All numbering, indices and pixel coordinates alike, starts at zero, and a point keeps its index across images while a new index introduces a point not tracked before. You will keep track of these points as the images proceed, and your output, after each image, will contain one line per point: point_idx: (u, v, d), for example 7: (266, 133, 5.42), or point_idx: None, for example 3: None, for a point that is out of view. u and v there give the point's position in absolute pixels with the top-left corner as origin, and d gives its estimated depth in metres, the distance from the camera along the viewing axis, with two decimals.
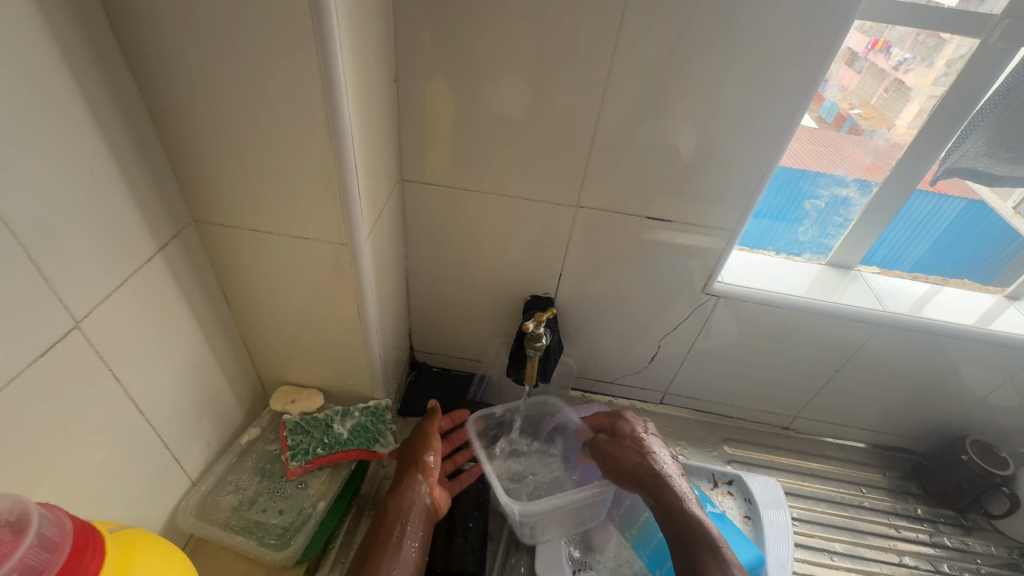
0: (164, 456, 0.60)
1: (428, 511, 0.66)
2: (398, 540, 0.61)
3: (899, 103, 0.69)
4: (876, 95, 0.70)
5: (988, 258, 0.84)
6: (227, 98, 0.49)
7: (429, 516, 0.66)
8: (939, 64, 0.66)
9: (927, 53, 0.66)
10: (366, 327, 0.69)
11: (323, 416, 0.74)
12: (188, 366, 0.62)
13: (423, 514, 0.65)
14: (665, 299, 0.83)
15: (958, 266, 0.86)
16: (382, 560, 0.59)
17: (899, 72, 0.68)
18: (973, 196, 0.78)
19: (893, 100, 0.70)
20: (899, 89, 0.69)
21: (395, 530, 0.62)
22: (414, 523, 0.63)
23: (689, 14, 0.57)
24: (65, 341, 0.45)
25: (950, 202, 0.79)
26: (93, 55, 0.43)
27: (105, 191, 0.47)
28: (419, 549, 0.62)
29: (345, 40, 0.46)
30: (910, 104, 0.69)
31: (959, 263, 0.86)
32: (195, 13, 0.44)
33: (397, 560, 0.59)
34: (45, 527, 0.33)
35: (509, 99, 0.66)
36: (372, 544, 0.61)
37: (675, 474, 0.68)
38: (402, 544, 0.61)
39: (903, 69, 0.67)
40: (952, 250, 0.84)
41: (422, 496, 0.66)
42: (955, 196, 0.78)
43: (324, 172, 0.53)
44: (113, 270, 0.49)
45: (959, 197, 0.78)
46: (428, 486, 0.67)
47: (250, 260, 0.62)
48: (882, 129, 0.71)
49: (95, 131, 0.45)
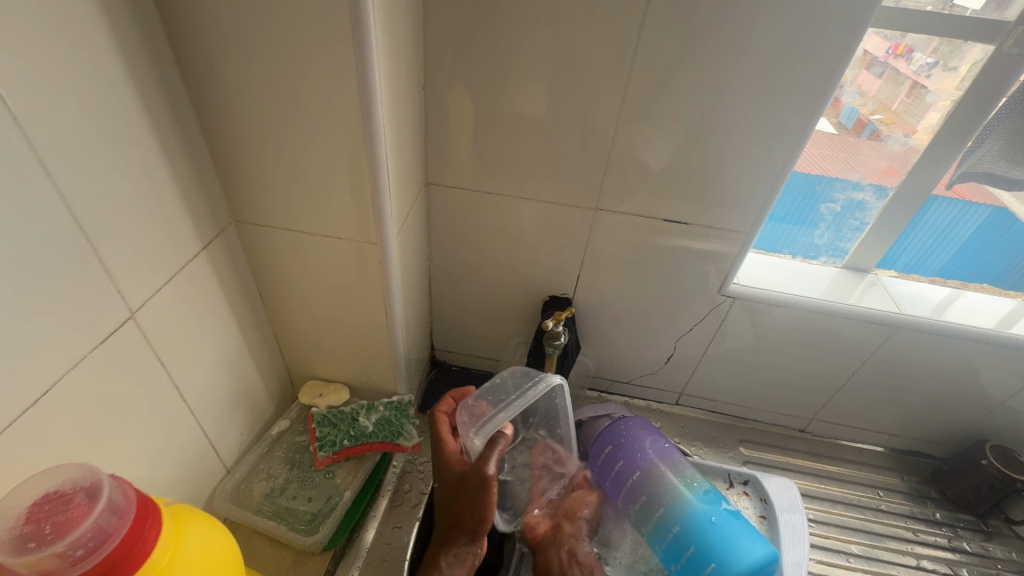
0: (203, 443, 0.64)
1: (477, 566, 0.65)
2: None
3: (921, 110, 0.70)
4: (897, 101, 0.71)
5: (1012, 268, 0.84)
6: (269, 105, 0.52)
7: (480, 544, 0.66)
8: (960, 70, 0.66)
9: (948, 59, 0.66)
10: (392, 324, 0.72)
11: (348, 410, 0.77)
12: (225, 358, 0.65)
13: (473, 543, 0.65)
14: (682, 301, 0.85)
15: (981, 274, 0.86)
16: None
17: (921, 77, 0.68)
18: (997, 204, 0.79)
19: (915, 106, 0.70)
20: (921, 95, 0.69)
21: None
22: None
23: (707, 22, 0.59)
24: (120, 330, 0.49)
25: (973, 209, 0.79)
26: (152, 66, 0.47)
27: (158, 192, 0.50)
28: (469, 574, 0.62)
29: (381, 51, 0.50)
30: (933, 110, 0.69)
31: (984, 272, 0.86)
32: (245, 27, 0.47)
33: None
34: (114, 494, 0.36)
35: (531, 105, 0.68)
36: None
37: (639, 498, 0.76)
38: None
39: (925, 74, 0.68)
40: (979, 256, 0.85)
41: (475, 557, 0.64)
42: (981, 203, 0.79)
43: (357, 175, 0.56)
44: (163, 266, 0.52)
45: (983, 203, 0.79)
46: (481, 547, 0.63)
47: (284, 258, 0.66)
48: (905, 135, 0.72)
49: (151, 136, 0.48)
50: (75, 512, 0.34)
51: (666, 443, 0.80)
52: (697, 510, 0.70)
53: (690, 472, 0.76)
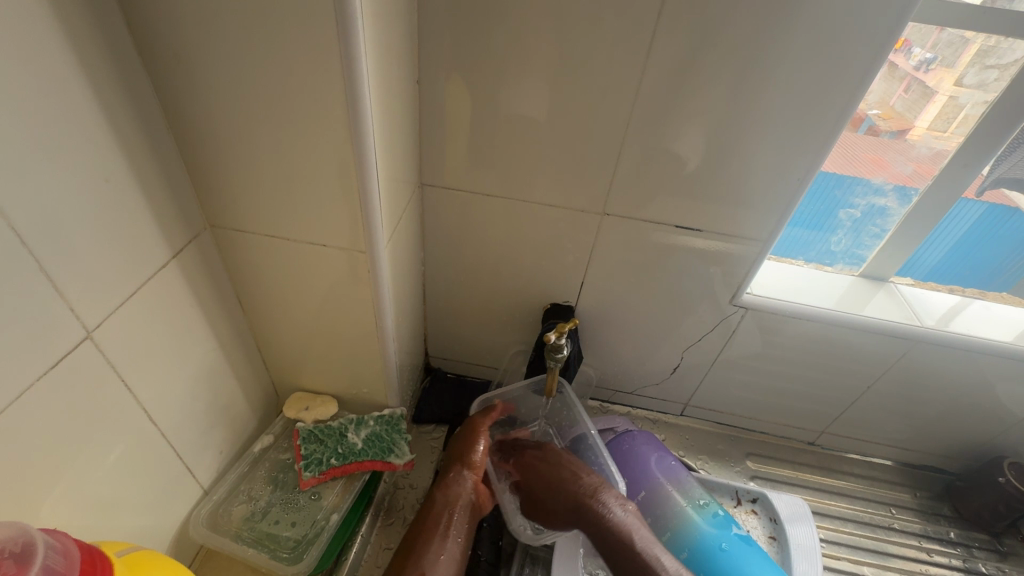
0: (177, 466, 0.59)
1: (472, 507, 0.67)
2: (444, 531, 0.63)
3: (919, 105, 0.67)
4: (895, 97, 0.66)
5: (1009, 264, 0.79)
6: (245, 101, 0.47)
7: (472, 512, 0.67)
8: (960, 66, 0.63)
9: (947, 55, 0.63)
10: (383, 335, 0.67)
11: (337, 424, 0.72)
12: (201, 373, 0.60)
13: (467, 509, 0.67)
14: (690, 311, 0.81)
15: (976, 272, 0.81)
16: (424, 549, 0.61)
17: (919, 72, 0.65)
18: (996, 199, 0.73)
19: (914, 102, 0.67)
20: (919, 91, 0.66)
21: (441, 520, 0.64)
22: (458, 516, 0.65)
23: (728, 14, 0.54)
24: (77, 352, 0.44)
25: (969, 207, 0.74)
26: (108, 55, 0.42)
27: (120, 197, 0.45)
28: (463, 546, 0.64)
29: (369, 40, 0.44)
30: (930, 106, 0.67)
31: (978, 267, 0.81)
32: (214, 12, 0.42)
33: (441, 549, 0.62)
34: (50, 558, 0.32)
35: (533, 103, 0.63)
36: (419, 532, 0.63)
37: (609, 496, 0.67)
38: (447, 538, 0.63)
39: (923, 70, 0.64)
40: (974, 253, 0.79)
41: (466, 491, 0.67)
42: (975, 201, 0.73)
43: (344, 178, 0.51)
44: (127, 279, 0.47)
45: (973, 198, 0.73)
46: (473, 482, 0.68)
47: (266, 266, 0.61)
48: (901, 132, 0.69)
49: (110, 135, 0.43)
50: None
51: (672, 459, 0.76)
52: (707, 535, 0.68)
53: (697, 491, 0.73)
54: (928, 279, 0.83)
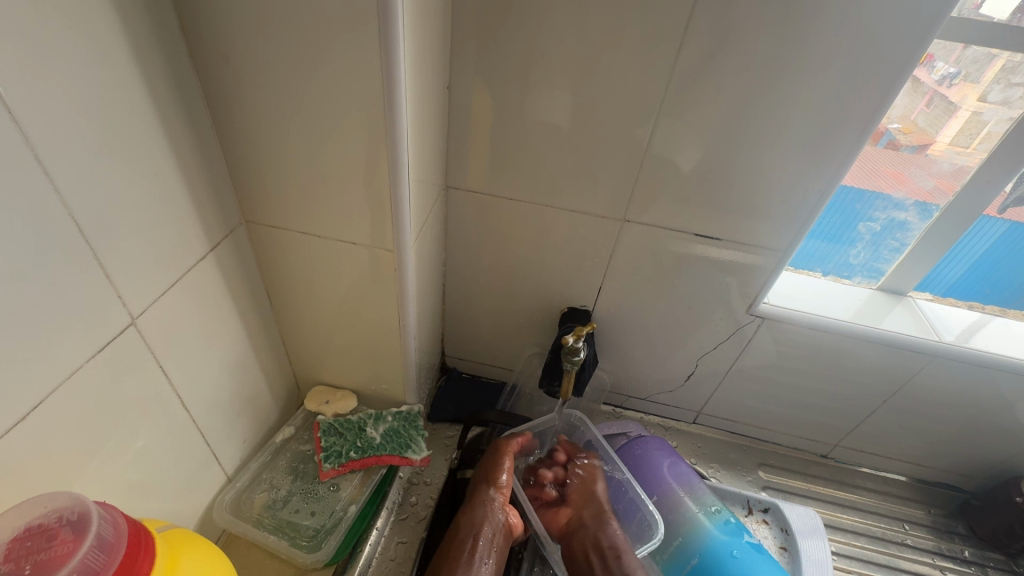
0: (204, 451, 0.61)
1: (504, 531, 0.66)
2: (469, 558, 0.62)
3: (942, 121, 0.67)
4: (917, 111, 0.67)
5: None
6: (286, 102, 0.49)
7: (506, 535, 0.66)
8: (985, 81, 0.64)
9: (970, 70, 0.63)
10: (405, 332, 0.69)
11: (356, 419, 0.74)
12: (230, 363, 0.63)
13: (499, 533, 0.66)
14: (705, 319, 0.81)
15: (998, 291, 0.81)
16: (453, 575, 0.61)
17: (942, 88, 0.65)
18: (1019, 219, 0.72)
19: (937, 117, 0.67)
20: (942, 106, 0.66)
21: (467, 548, 0.63)
22: (486, 541, 0.64)
23: (753, 27, 0.55)
24: (122, 337, 0.46)
25: (990, 226, 0.73)
26: (162, 56, 0.44)
27: (166, 191, 0.47)
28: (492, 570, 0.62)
29: (407, 48, 0.46)
30: (953, 121, 0.67)
31: (1000, 287, 0.80)
32: (263, 17, 0.44)
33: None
34: (103, 527, 0.34)
35: (558, 109, 0.65)
36: (445, 560, 0.63)
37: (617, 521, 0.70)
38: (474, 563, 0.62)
39: (946, 85, 0.65)
40: (995, 273, 0.79)
41: (497, 515, 0.67)
42: (999, 219, 0.73)
43: (376, 178, 0.53)
44: (168, 269, 0.50)
45: (993, 215, 0.72)
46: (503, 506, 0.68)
47: (296, 261, 0.63)
48: (923, 146, 0.69)
49: (159, 132, 0.45)
50: (61, 547, 0.32)
51: (684, 466, 0.77)
52: (719, 541, 0.67)
53: (709, 498, 0.74)
54: (948, 295, 0.83)
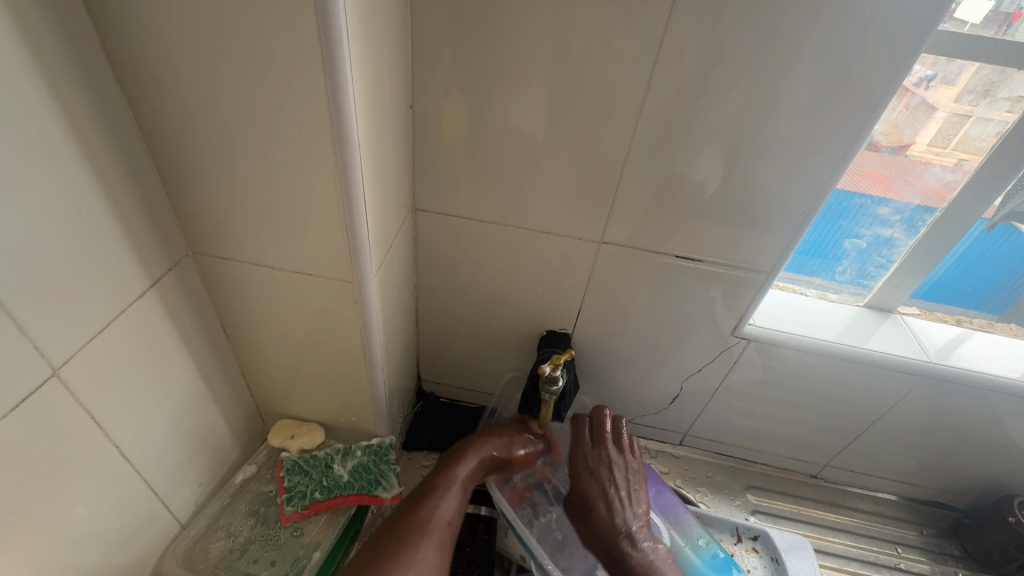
0: (152, 501, 0.56)
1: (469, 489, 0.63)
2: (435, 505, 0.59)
3: (920, 121, 0.64)
4: (894, 113, 0.62)
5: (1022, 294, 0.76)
6: (229, 128, 0.45)
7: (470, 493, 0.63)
8: (959, 85, 0.61)
9: (948, 73, 0.60)
10: (372, 364, 0.65)
11: (323, 454, 0.69)
12: (181, 404, 0.58)
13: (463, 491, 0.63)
14: (689, 340, 0.78)
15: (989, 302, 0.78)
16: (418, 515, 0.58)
17: (919, 89, 0.61)
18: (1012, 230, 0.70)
19: (915, 117, 0.63)
20: (918, 108, 0.62)
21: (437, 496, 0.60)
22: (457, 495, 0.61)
23: (729, 41, 0.52)
24: (43, 390, 0.41)
25: (971, 231, 0.71)
26: (84, 80, 0.40)
27: (96, 228, 0.43)
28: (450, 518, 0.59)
29: (358, 68, 0.43)
30: (930, 123, 0.64)
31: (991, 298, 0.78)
32: (197, 36, 0.40)
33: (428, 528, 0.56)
34: None
35: (529, 126, 0.62)
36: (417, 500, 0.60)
37: (645, 538, 0.64)
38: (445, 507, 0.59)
39: (923, 87, 0.61)
40: (985, 285, 0.76)
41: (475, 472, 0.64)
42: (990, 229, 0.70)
43: (332, 207, 0.49)
44: (100, 311, 0.45)
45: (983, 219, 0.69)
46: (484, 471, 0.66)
47: (252, 292, 0.59)
48: (900, 148, 0.66)
49: (83, 163, 0.41)
50: None
51: (669, 495, 0.73)
52: None
53: (696, 529, 0.71)
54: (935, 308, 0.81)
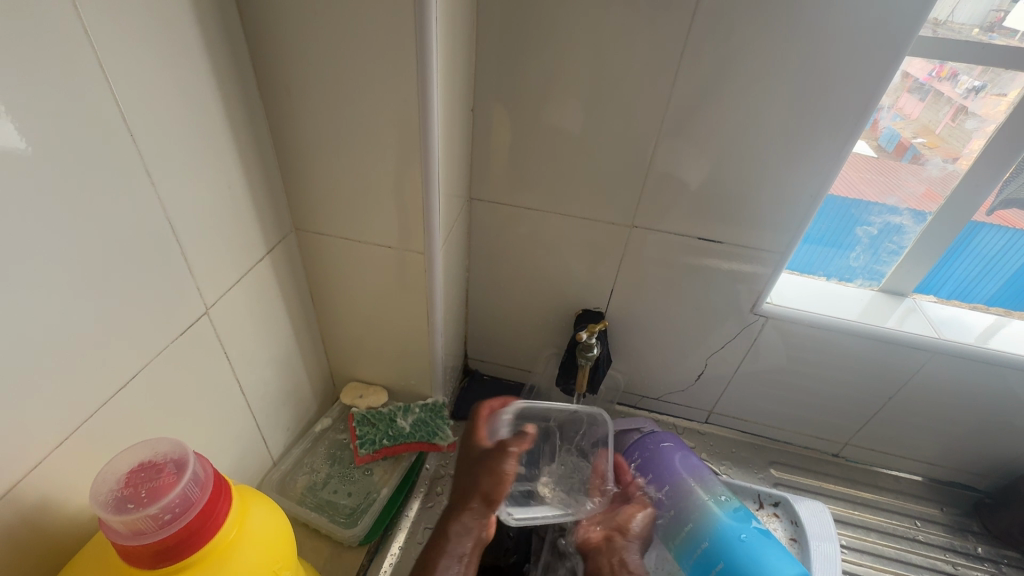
0: (255, 434, 0.68)
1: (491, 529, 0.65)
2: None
3: (968, 134, 0.70)
4: (941, 125, 0.72)
5: None
6: (335, 123, 0.57)
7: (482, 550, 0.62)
8: (1012, 96, 0.66)
9: (998, 83, 0.67)
10: (433, 330, 0.75)
11: (387, 411, 0.80)
12: (278, 355, 0.70)
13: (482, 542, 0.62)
14: (713, 320, 0.86)
15: (1008, 293, 0.83)
16: None
17: (968, 100, 0.69)
18: None
19: (963, 129, 0.71)
20: (969, 119, 0.70)
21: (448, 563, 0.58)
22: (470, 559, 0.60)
23: (745, 48, 0.61)
24: (197, 323, 0.54)
25: (1000, 228, 0.77)
26: (236, 86, 0.53)
27: (236, 201, 0.56)
28: None
29: (440, 74, 0.54)
30: (980, 135, 0.70)
31: (1010, 290, 0.83)
32: (321, 52, 0.52)
33: None
34: (199, 467, 0.40)
35: (573, 124, 0.72)
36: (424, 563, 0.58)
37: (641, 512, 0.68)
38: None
39: (972, 98, 0.69)
40: (1002, 275, 0.81)
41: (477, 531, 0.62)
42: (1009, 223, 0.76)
43: (410, 186, 0.60)
44: (234, 267, 0.57)
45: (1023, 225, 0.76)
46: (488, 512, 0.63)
47: (336, 264, 0.70)
48: (947, 159, 0.73)
49: (232, 150, 0.54)
50: (166, 479, 0.39)
51: (695, 459, 0.82)
52: (728, 526, 0.71)
53: (719, 488, 0.77)
54: (953, 297, 0.86)
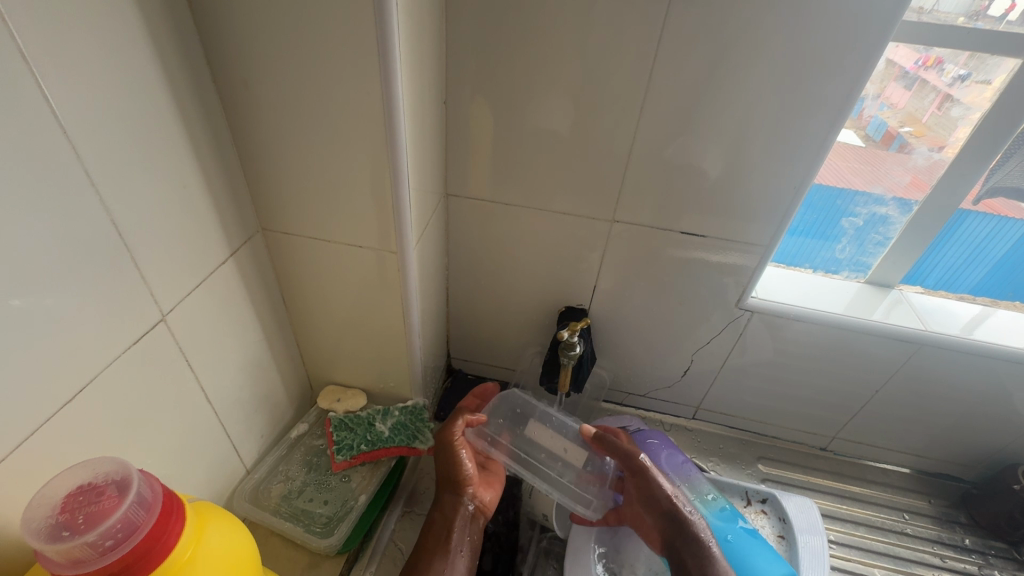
0: (225, 443, 0.65)
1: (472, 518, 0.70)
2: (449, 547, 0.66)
3: (954, 123, 0.69)
4: (927, 114, 0.70)
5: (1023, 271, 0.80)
6: (296, 117, 0.54)
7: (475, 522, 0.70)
8: (995, 85, 0.65)
9: (984, 71, 0.65)
10: (409, 330, 0.73)
11: (365, 414, 0.78)
12: (248, 360, 0.67)
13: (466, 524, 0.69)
14: (698, 315, 0.84)
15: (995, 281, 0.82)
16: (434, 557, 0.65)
17: (953, 89, 0.67)
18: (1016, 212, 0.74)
19: (950, 119, 0.69)
20: (954, 108, 0.68)
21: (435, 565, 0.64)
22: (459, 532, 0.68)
23: (725, 34, 0.59)
24: (153, 331, 0.51)
25: (988, 217, 0.75)
26: (188, 78, 0.50)
27: (192, 200, 0.53)
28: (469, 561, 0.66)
29: (404, 65, 0.51)
30: (966, 124, 0.68)
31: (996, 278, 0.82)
32: (277, 42, 0.49)
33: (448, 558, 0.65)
34: (143, 487, 0.38)
35: (550, 115, 0.69)
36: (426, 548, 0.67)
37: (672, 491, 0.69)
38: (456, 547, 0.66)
39: (957, 86, 0.67)
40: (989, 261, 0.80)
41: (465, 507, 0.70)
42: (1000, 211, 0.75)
43: (378, 183, 0.57)
44: (193, 271, 0.54)
45: (1010, 210, 0.74)
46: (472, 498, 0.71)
47: (307, 264, 0.68)
48: (934, 148, 0.71)
49: (186, 146, 0.51)
50: (106, 501, 0.36)
51: (681, 457, 0.80)
52: (714, 526, 0.70)
53: (706, 487, 0.77)
54: (940, 287, 0.85)
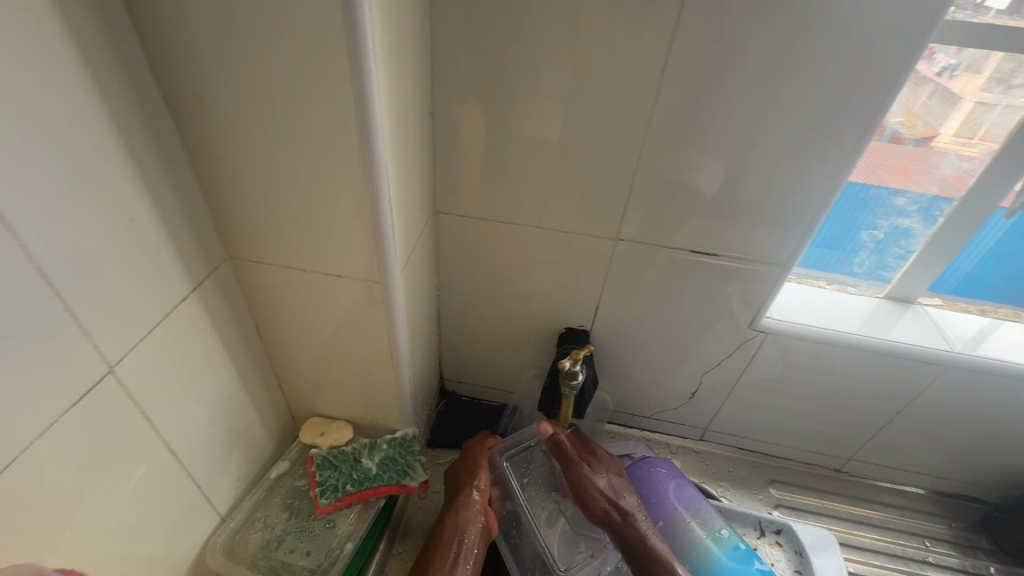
0: (194, 494, 0.60)
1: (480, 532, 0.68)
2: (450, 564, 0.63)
3: (945, 112, 0.64)
4: (917, 103, 0.64)
5: None
6: (261, 137, 0.48)
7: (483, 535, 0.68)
8: (984, 75, 0.61)
9: (973, 61, 0.60)
10: (397, 362, 0.67)
11: (351, 450, 0.73)
12: (219, 401, 0.61)
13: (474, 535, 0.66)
14: (706, 335, 0.79)
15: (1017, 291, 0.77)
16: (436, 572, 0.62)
17: (942, 79, 0.62)
18: None
19: (938, 108, 0.64)
20: (942, 99, 0.63)
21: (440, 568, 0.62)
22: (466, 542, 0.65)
23: (740, 38, 0.53)
24: (100, 386, 0.45)
25: (1017, 227, 0.70)
26: (133, 97, 0.43)
27: (143, 234, 0.46)
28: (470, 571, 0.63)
29: (382, 79, 0.45)
30: (956, 112, 0.64)
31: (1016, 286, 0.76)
32: (234, 54, 0.43)
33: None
34: None
35: (546, 127, 0.63)
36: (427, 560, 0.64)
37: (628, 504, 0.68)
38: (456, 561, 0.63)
39: (947, 76, 0.62)
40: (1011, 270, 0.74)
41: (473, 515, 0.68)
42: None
43: (358, 209, 0.51)
44: (147, 313, 0.48)
45: None
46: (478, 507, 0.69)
47: (282, 294, 0.62)
48: (927, 139, 0.66)
49: (134, 174, 0.44)
50: None
51: (691, 488, 0.75)
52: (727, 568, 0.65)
53: (718, 522, 0.71)
54: (956, 295, 0.79)
